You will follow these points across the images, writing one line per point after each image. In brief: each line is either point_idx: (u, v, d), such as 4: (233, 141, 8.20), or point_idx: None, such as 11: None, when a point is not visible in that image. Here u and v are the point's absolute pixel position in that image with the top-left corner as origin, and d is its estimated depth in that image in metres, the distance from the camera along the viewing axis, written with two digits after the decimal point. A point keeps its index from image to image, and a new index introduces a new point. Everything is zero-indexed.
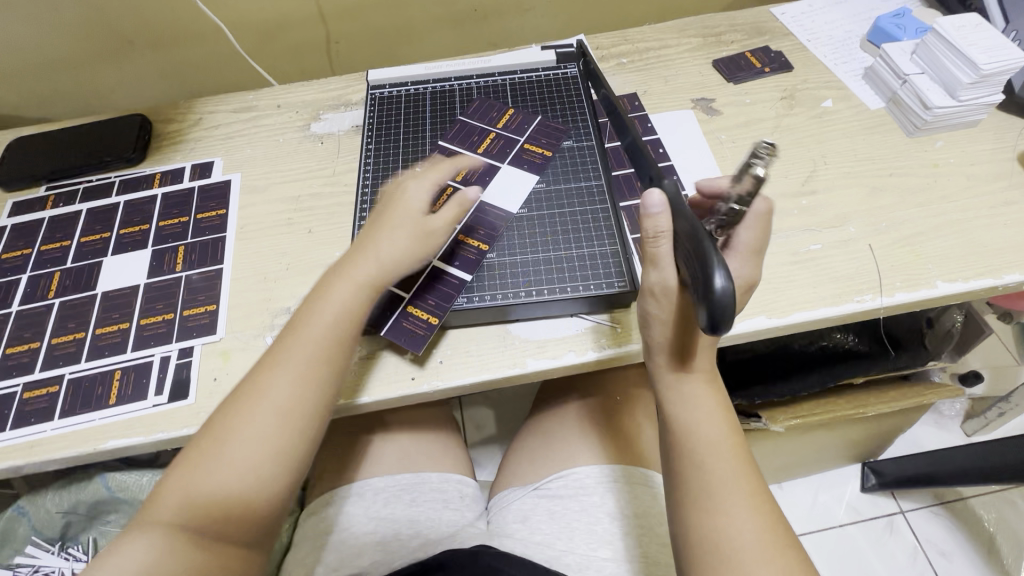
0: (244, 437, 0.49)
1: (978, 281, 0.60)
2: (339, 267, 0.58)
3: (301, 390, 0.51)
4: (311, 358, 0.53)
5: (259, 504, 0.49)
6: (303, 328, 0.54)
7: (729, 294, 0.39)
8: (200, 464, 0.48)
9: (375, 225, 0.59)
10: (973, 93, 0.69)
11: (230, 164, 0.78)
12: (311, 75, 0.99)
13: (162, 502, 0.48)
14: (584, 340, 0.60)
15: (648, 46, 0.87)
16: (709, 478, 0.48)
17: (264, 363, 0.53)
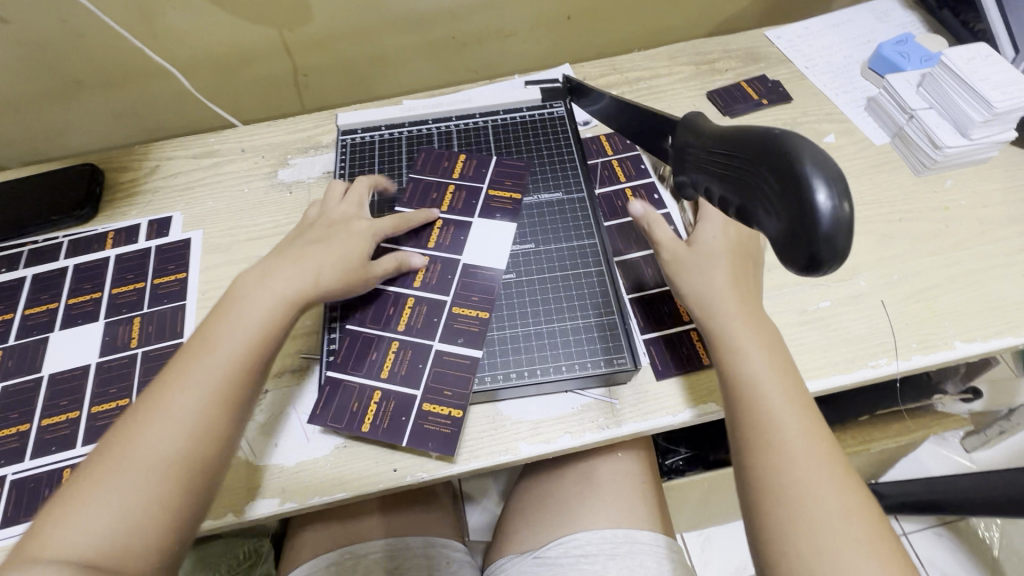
0: (150, 459, 0.43)
1: (997, 339, 0.57)
2: (254, 276, 0.54)
3: (211, 397, 0.46)
4: (224, 366, 0.48)
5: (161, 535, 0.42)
6: (211, 340, 0.49)
7: (842, 221, 0.32)
8: (94, 495, 0.42)
9: (314, 252, 0.56)
10: (985, 130, 0.64)
11: (190, 219, 0.72)
12: (281, 110, 0.93)
13: (51, 538, 0.40)
14: (581, 420, 0.55)
15: (638, 75, 0.82)
16: (795, 479, 0.44)
17: (166, 380, 0.47)
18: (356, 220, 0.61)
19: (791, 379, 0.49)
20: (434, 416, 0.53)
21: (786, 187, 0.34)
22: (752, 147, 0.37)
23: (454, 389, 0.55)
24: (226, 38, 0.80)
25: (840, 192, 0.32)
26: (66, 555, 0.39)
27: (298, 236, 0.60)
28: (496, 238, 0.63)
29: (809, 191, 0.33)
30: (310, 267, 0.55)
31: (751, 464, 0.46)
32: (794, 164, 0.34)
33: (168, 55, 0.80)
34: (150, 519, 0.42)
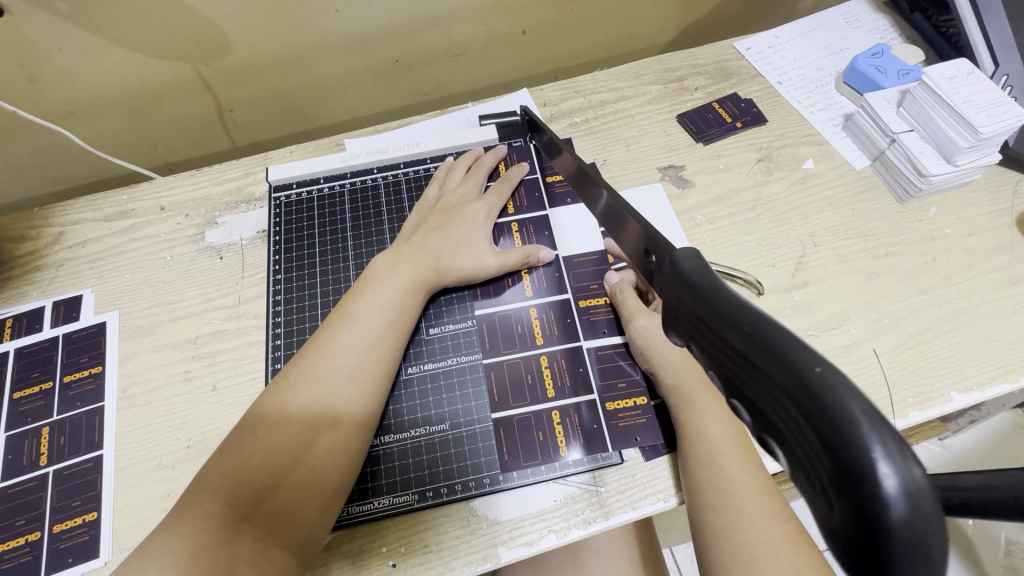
0: (301, 424, 0.43)
1: (993, 387, 0.54)
2: (389, 255, 0.54)
3: (366, 368, 0.46)
4: (377, 336, 0.48)
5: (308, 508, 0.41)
6: (357, 309, 0.49)
7: (924, 513, 0.16)
8: (249, 450, 0.42)
9: (439, 232, 0.56)
10: (971, 156, 0.61)
11: (104, 297, 0.62)
12: (209, 149, 0.83)
13: (202, 490, 0.40)
14: (565, 516, 0.49)
15: (603, 98, 0.75)
16: (741, 531, 0.41)
17: (318, 343, 0.47)
18: (472, 196, 0.60)
19: (753, 453, 0.47)
20: (535, 421, 0.52)
21: (821, 440, 0.18)
22: (750, 331, 0.20)
23: (555, 388, 0.53)
24: (130, 75, 0.69)
25: (903, 447, 0.17)
26: (221, 508, 0.39)
27: (418, 216, 0.59)
28: (588, 229, 0.61)
29: (869, 462, 0.17)
30: (436, 247, 0.55)
31: (713, 539, 0.42)
32: (836, 409, 0.17)
33: (64, 99, 0.69)
34: (301, 481, 0.41)
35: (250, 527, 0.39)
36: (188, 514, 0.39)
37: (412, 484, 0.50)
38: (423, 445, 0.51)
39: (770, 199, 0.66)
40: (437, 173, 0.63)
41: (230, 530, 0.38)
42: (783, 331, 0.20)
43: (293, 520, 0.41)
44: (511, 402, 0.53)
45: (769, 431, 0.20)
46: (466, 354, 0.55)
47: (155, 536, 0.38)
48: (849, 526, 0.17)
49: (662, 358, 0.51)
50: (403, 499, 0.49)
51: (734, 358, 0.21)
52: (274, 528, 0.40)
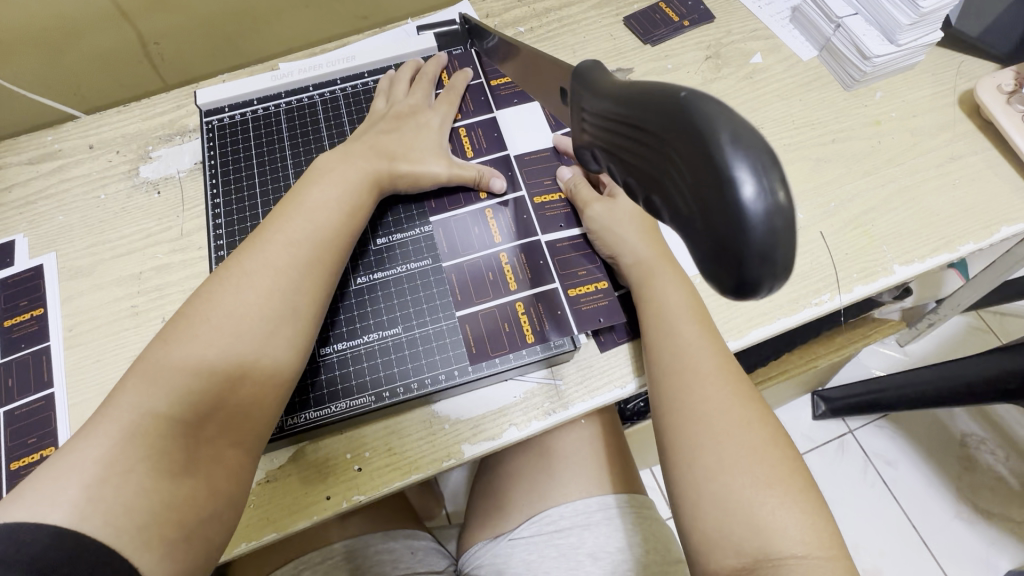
0: (243, 327, 0.42)
1: (934, 258, 0.56)
2: (333, 154, 0.52)
3: (311, 274, 0.45)
4: (319, 241, 0.47)
5: (253, 409, 0.42)
6: (293, 215, 0.47)
7: (780, 216, 0.22)
8: (184, 354, 0.40)
9: (392, 135, 0.55)
10: (913, 34, 0.60)
11: (39, 241, 0.60)
12: (139, 88, 0.79)
13: (129, 395, 0.38)
14: (526, 409, 0.50)
15: (547, 6, 0.72)
16: (696, 396, 0.43)
17: (254, 248, 0.45)
18: (424, 104, 0.59)
19: (708, 322, 0.48)
20: (500, 314, 0.52)
21: (700, 176, 0.23)
22: (660, 113, 0.25)
23: (518, 281, 0.53)
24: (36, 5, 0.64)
25: (765, 167, 0.22)
26: (163, 410, 0.38)
27: (367, 125, 0.57)
28: (535, 129, 0.60)
29: (735, 178, 0.22)
30: (388, 149, 0.53)
31: (665, 401, 0.45)
32: (713, 144, 0.23)
33: None
34: (248, 385, 0.42)
35: (195, 429, 0.39)
36: (118, 420, 0.37)
37: (368, 387, 0.49)
38: (377, 349, 0.51)
39: (718, 96, 0.65)
40: (382, 85, 0.60)
41: (174, 434, 0.38)
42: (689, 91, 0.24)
43: (242, 422, 0.41)
44: (473, 298, 0.52)
45: (669, 195, 0.25)
46: (416, 261, 0.54)
47: (80, 440, 0.37)
48: (724, 246, 0.23)
49: (623, 241, 0.51)
50: (360, 402, 0.49)
51: (641, 136, 0.26)
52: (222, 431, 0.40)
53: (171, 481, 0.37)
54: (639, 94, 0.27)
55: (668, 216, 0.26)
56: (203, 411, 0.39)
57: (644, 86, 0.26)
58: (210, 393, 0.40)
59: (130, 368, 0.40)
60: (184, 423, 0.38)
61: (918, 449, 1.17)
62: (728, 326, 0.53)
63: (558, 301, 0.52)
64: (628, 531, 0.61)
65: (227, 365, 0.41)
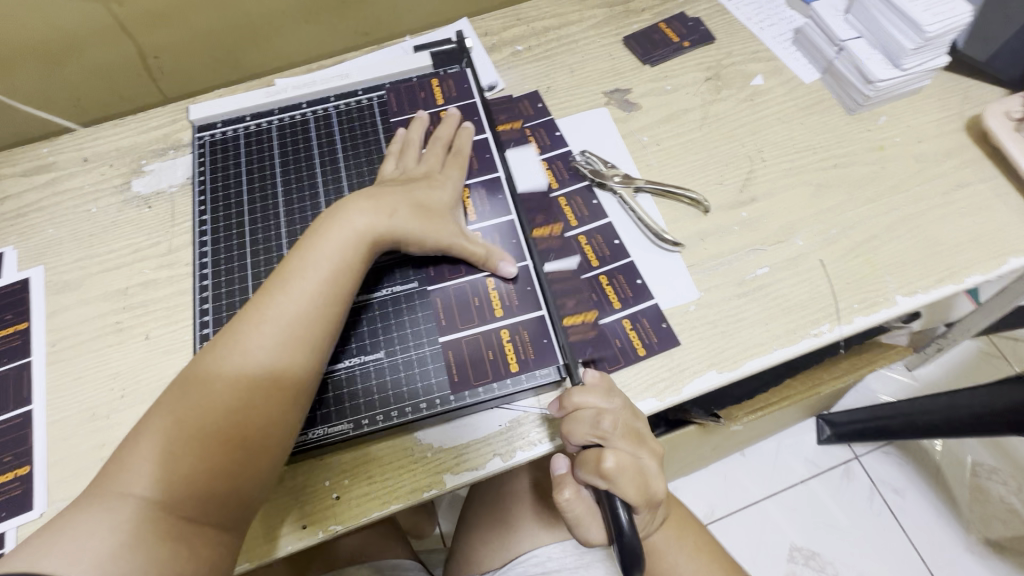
0: (242, 389, 0.41)
1: (938, 289, 0.54)
2: (339, 210, 0.49)
3: (296, 344, 0.43)
4: (314, 296, 0.44)
5: (251, 465, 0.41)
6: (300, 264, 0.46)
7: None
8: (184, 420, 0.40)
9: (399, 189, 0.52)
10: (918, 59, 0.59)
11: (28, 254, 0.60)
12: (138, 101, 0.79)
13: (124, 471, 0.38)
14: (510, 439, 0.49)
15: (546, 24, 0.72)
16: None
17: (250, 310, 0.44)
18: (435, 169, 0.55)
19: None
20: (484, 340, 0.50)
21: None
22: None
23: (504, 308, 0.52)
24: (36, 19, 0.64)
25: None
26: (152, 484, 0.38)
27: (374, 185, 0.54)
28: (528, 157, 0.61)
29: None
30: (398, 207, 0.50)
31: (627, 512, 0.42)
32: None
33: None
34: (234, 454, 0.40)
35: (184, 505, 0.38)
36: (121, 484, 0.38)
37: (347, 413, 0.48)
38: (358, 374, 0.49)
39: (718, 117, 0.64)
40: (392, 147, 0.57)
41: (166, 509, 0.38)
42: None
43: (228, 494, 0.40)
44: (457, 323, 0.51)
45: None
46: (402, 283, 0.53)
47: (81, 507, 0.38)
48: None
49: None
50: (338, 429, 0.47)
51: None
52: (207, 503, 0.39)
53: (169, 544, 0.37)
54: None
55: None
56: (191, 490, 0.39)
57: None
58: (195, 465, 0.39)
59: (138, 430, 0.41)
60: (171, 496, 0.38)
61: (926, 479, 1.13)
62: (726, 354, 0.51)
63: (544, 329, 0.51)
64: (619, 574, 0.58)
65: (214, 433, 0.40)
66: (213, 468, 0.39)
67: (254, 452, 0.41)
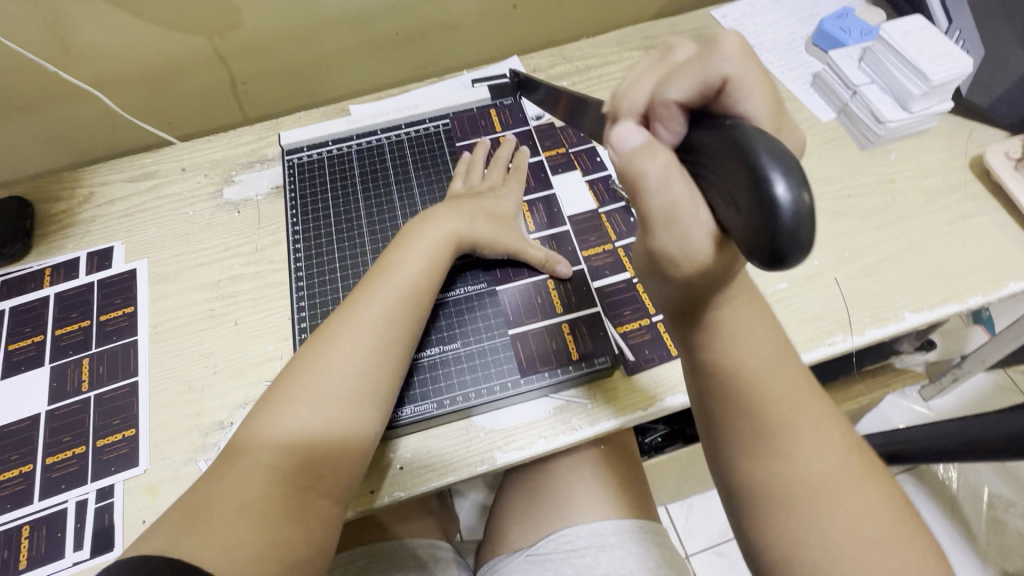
0: (346, 373, 0.48)
1: (943, 307, 0.59)
2: (421, 219, 0.59)
3: (388, 338, 0.51)
4: (398, 301, 0.53)
5: (349, 446, 0.47)
6: (389, 267, 0.55)
7: (800, 203, 0.27)
8: (291, 403, 0.47)
9: (472, 203, 0.61)
10: (925, 103, 0.66)
11: (134, 248, 0.68)
12: (223, 121, 0.89)
13: (245, 450, 0.45)
14: (574, 416, 0.55)
15: (588, 63, 0.80)
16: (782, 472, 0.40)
17: (346, 308, 0.52)
18: (497, 183, 0.65)
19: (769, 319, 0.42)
20: (548, 333, 0.58)
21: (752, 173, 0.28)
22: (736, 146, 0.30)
23: (563, 305, 0.59)
24: (151, 48, 0.75)
25: (793, 174, 0.28)
26: (271, 459, 0.44)
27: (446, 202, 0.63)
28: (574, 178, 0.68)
29: (768, 169, 0.28)
30: (468, 216, 0.59)
31: (730, 395, 0.40)
32: (753, 152, 0.29)
33: (90, 71, 0.75)
34: (337, 433, 0.47)
35: (299, 478, 0.44)
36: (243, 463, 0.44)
37: (430, 393, 0.55)
38: (436, 361, 0.57)
39: None
40: (459, 167, 0.67)
41: (284, 480, 0.44)
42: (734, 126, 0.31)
43: (333, 468, 0.46)
44: (524, 319, 0.59)
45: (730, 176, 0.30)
46: (472, 283, 0.61)
47: (201, 487, 0.43)
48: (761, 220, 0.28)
49: (689, 244, 0.33)
50: (424, 407, 0.54)
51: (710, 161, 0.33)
52: (317, 476, 0.45)
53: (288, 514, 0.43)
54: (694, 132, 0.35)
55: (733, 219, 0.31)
56: (301, 466, 0.45)
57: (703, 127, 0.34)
58: (304, 443, 0.46)
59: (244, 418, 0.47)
60: (287, 469, 0.44)
61: (940, 505, 1.15)
62: None
63: (600, 322, 0.58)
64: (643, 556, 0.63)
65: (319, 414, 0.47)
66: (322, 442, 0.46)
67: (353, 432, 0.48)
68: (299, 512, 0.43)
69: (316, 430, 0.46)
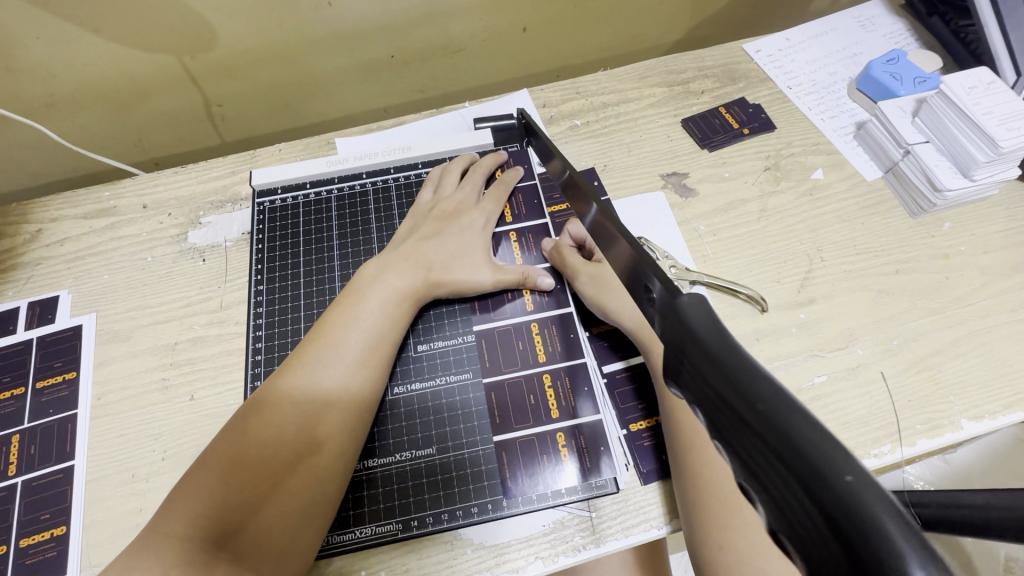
0: (299, 424, 0.43)
1: (1006, 415, 0.51)
2: (387, 257, 0.54)
3: (346, 383, 0.46)
4: (359, 353, 0.47)
5: (292, 517, 0.41)
6: (357, 306, 0.49)
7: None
8: (229, 463, 0.41)
9: (433, 242, 0.55)
10: (989, 170, 0.58)
11: (82, 299, 0.60)
12: (197, 145, 0.81)
13: (170, 514, 0.39)
14: (554, 543, 0.46)
15: (605, 100, 0.72)
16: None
17: (304, 350, 0.47)
18: (470, 203, 0.59)
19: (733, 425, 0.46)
20: (540, 441, 0.49)
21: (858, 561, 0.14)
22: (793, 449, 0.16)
23: (562, 406, 0.51)
24: (112, 67, 0.66)
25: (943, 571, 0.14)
26: (195, 531, 0.38)
27: (413, 221, 0.58)
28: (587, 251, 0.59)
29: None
30: (433, 255, 0.54)
31: (692, 474, 0.43)
32: (868, 529, 0.14)
33: (43, 90, 0.66)
34: (282, 496, 0.41)
35: (228, 551, 0.38)
36: (164, 534, 0.38)
37: (396, 512, 0.47)
38: (409, 471, 0.48)
39: (777, 210, 0.63)
40: (432, 176, 0.61)
41: (211, 552, 0.37)
42: (805, 418, 0.16)
43: (269, 550, 0.39)
44: (513, 421, 0.50)
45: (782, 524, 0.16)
46: (455, 373, 0.52)
47: (118, 560, 0.37)
48: None
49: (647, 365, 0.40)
50: (386, 528, 0.46)
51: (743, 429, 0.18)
52: (248, 554, 0.38)
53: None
54: (721, 355, 0.19)
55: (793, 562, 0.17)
56: (232, 536, 0.38)
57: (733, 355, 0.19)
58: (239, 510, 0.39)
59: (183, 477, 0.42)
60: (216, 541, 0.38)
61: None
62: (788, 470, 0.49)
63: (601, 435, 0.50)
64: None
65: (258, 477, 0.41)
66: (257, 507, 0.40)
67: (296, 512, 0.41)
68: None
69: (250, 495, 0.40)
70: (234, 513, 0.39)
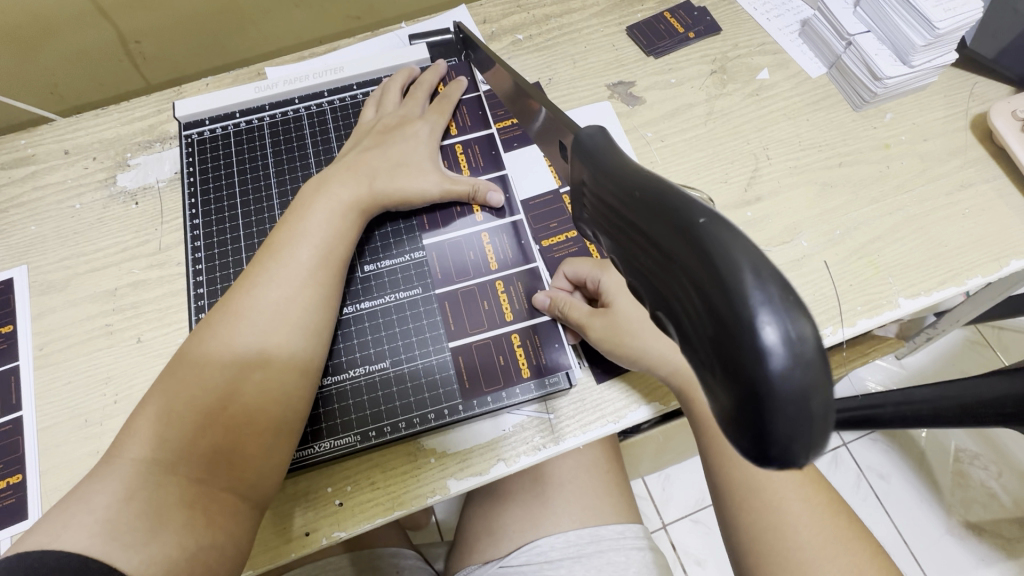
0: (249, 347, 0.42)
1: (939, 292, 0.54)
2: (324, 176, 0.51)
3: (293, 303, 0.44)
4: (309, 270, 0.46)
5: (253, 436, 0.40)
6: (300, 228, 0.47)
7: (807, 370, 0.16)
8: (179, 391, 0.40)
9: (377, 156, 0.52)
10: (927, 55, 0.58)
11: (10, 252, 0.57)
12: (118, 88, 0.76)
13: (125, 443, 0.39)
14: (514, 443, 0.47)
15: (547, 12, 0.69)
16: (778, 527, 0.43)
17: (247, 277, 0.45)
18: (413, 116, 0.56)
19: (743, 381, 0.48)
20: (495, 345, 0.50)
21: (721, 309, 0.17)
22: (675, 231, 0.19)
23: (514, 311, 0.51)
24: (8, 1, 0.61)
25: (791, 306, 0.17)
26: (155, 457, 0.38)
27: (355, 139, 0.56)
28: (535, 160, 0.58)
29: (752, 320, 0.17)
30: (374, 169, 0.51)
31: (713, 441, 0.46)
32: (729, 283, 0.17)
33: None
34: (240, 417, 0.40)
35: (191, 471, 0.38)
36: (121, 463, 0.38)
37: (354, 425, 0.47)
38: (363, 386, 0.48)
39: (723, 113, 0.63)
40: (374, 96, 0.59)
41: (172, 474, 0.37)
42: (690, 206, 0.19)
43: (237, 467, 0.40)
44: (467, 328, 0.50)
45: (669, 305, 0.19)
46: (405, 289, 0.52)
47: (79, 489, 0.37)
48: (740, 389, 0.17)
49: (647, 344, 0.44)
50: (345, 441, 0.47)
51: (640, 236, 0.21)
52: (214, 473, 0.39)
53: (163, 514, 0.36)
54: (624, 180, 0.22)
55: (681, 341, 0.20)
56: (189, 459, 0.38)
57: (634, 175, 0.22)
58: (199, 432, 0.39)
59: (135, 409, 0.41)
60: (182, 463, 0.38)
61: (911, 463, 1.03)
62: None
63: (555, 334, 0.50)
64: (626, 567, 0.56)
65: (217, 398, 0.40)
66: (213, 430, 0.39)
67: (257, 430, 0.41)
68: (195, 514, 0.37)
69: (206, 416, 0.40)
70: (190, 437, 0.39)
